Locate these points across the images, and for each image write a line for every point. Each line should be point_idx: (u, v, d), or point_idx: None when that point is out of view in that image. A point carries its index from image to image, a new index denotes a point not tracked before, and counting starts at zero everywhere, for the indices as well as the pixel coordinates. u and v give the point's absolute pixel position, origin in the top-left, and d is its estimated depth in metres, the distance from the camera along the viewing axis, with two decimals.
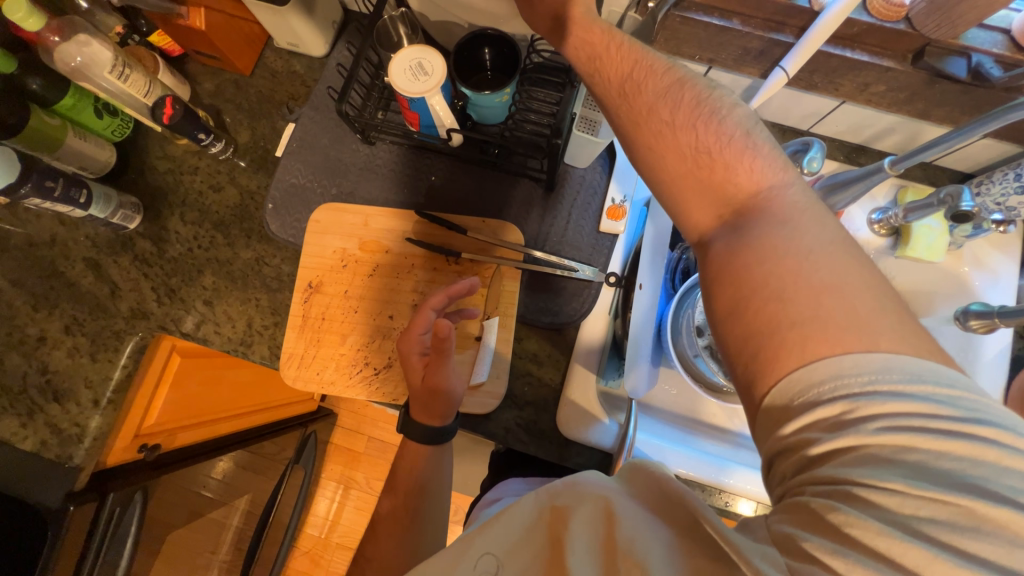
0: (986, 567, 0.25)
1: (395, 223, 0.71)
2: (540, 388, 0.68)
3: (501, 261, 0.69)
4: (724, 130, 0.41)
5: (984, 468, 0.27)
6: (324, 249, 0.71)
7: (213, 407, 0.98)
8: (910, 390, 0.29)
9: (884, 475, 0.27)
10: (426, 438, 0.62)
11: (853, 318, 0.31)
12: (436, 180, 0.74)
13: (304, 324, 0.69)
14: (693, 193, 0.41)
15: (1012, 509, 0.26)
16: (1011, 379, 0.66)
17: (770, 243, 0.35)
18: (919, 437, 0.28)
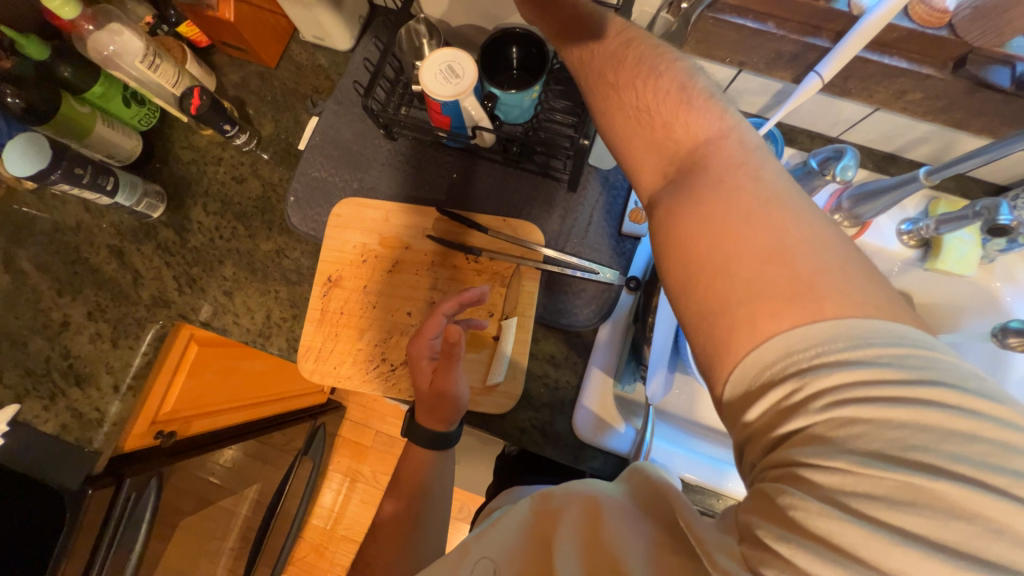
0: (933, 542, 0.25)
1: (416, 220, 0.71)
2: (556, 390, 0.68)
3: (522, 261, 0.68)
4: (662, 85, 0.40)
5: (931, 434, 0.26)
6: (344, 244, 0.71)
7: (226, 396, 0.99)
8: (855, 358, 0.28)
9: (824, 452, 0.27)
10: (429, 442, 0.62)
11: (797, 282, 0.30)
12: (457, 177, 0.74)
13: (323, 318, 0.69)
14: (638, 153, 0.40)
15: (955, 475, 0.25)
16: None
17: (713, 209, 0.33)
18: (862, 408, 0.27)
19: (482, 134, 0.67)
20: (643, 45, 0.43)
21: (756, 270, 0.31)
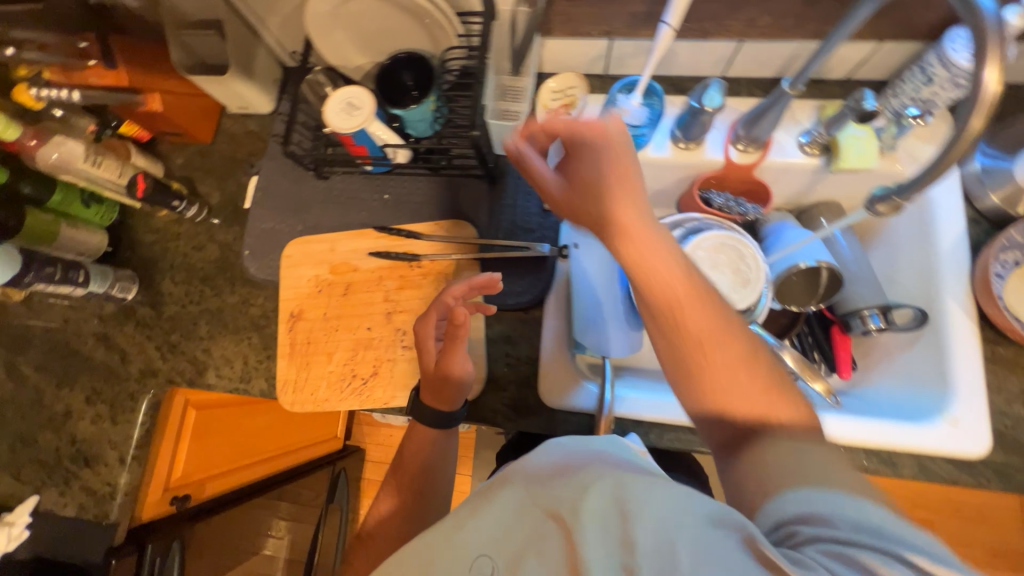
0: None
1: (358, 243, 0.77)
2: (519, 367, 0.71)
3: (460, 256, 0.73)
4: (741, 372, 0.47)
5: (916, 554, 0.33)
6: (299, 280, 0.77)
7: (233, 456, 1.04)
8: (884, 534, 0.34)
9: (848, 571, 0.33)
10: (435, 422, 0.65)
11: (811, 462, 0.41)
12: (389, 196, 0.80)
13: (293, 351, 0.74)
14: (711, 417, 0.49)
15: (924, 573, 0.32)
16: (976, 257, 0.67)
17: (780, 460, 0.43)
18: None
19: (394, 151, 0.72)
20: (697, 305, 0.49)
21: (750, 414, 0.47)
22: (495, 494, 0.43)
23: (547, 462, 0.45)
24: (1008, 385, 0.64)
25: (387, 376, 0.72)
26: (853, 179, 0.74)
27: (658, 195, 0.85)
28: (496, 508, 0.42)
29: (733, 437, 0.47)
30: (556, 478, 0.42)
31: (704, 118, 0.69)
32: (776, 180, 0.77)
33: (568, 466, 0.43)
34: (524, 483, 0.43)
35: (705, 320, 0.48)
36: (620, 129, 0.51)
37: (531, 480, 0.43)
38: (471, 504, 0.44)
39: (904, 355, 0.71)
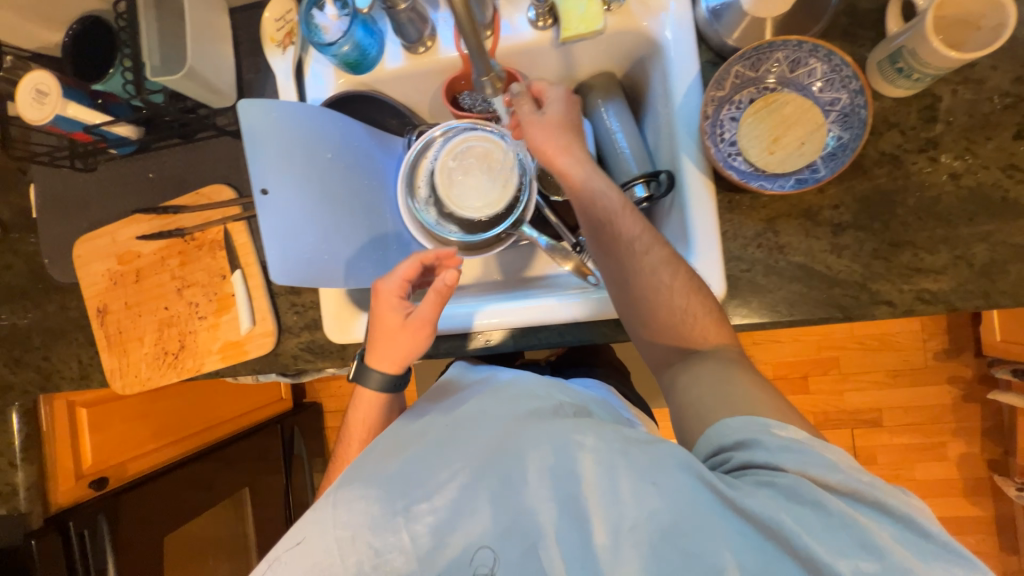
0: (802, 499, 0.40)
1: (135, 229, 0.78)
2: (307, 312, 0.75)
3: (224, 219, 0.74)
4: (638, 240, 0.58)
5: (827, 480, 0.41)
6: (94, 277, 0.79)
7: (161, 433, 1.13)
8: (867, 499, 0.40)
9: (805, 512, 0.39)
10: (383, 385, 0.66)
11: (691, 293, 0.58)
12: (152, 174, 0.78)
13: (109, 342, 0.79)
14: (612, 280, 0.60)
15: (855, 508, 0.39)
16: (707, 96, 0.63)
17: (659, 306, 0.58)
18: (811, 491, 0.40)
19: (116, 129, 0.72)
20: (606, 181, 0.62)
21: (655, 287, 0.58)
22: (469, 418, 0.54)
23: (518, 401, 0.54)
24: (743, 231, 0.64)
25: (193, 346, 0.77)
26: (593, 44, 0.71)
27: (436, 108, 0.81)
28: (473, 427, 0.52)
29: (635, 307, 0.59)
30: (522, 419, 0.51)
31: (406, 14, 0.66)
32: (527, 65, 0.74)
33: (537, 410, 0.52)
34: (494, 418, 0.52)
35: (635, 220, 0.59)
36: (562, 90, 0.66)
37: (498, 414, 0.53)
38: (437, 421, 0.55)
39: (671, 217, 0.70)
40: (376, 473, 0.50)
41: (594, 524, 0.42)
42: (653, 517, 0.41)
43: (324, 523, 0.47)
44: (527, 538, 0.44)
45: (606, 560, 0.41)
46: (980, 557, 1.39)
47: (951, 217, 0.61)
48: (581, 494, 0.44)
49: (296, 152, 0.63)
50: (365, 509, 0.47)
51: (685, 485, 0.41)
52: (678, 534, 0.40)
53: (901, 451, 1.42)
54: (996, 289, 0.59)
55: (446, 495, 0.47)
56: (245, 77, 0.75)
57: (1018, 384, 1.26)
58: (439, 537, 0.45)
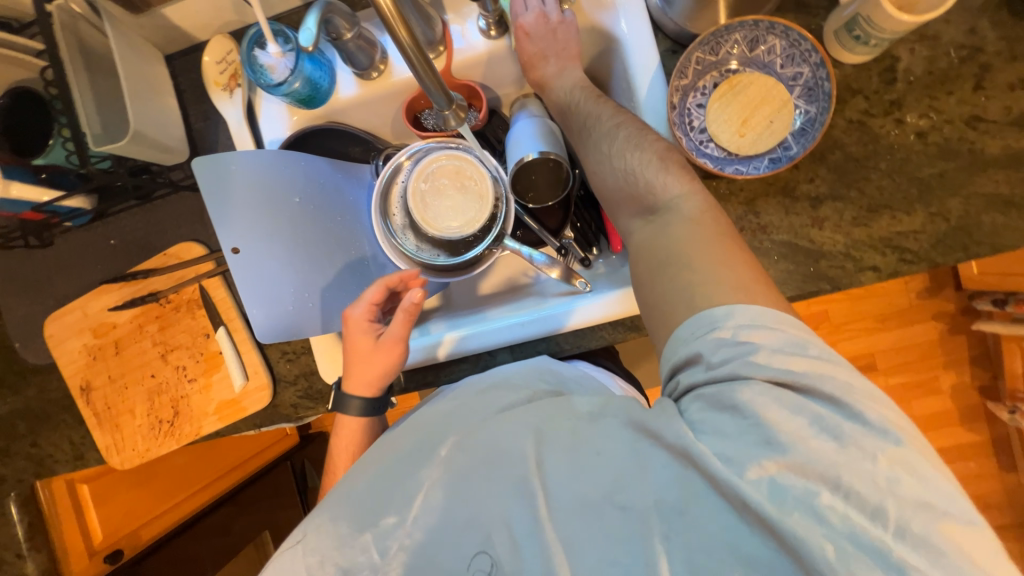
0: (738, 420, 0.37)
1: (105, 300, 0.75)
2: (299, 358, 0.73)
3: (199, 277, 0.72)
4: (615, 131, 0.57)
5: (774, 400, 0.37)
6: (71, 354, 0.76)
7: (169, 492, 1.09)
8: (818, 415, 0.36)
9: (722, 417, 0.38)
10: (365, 409, 0.66)
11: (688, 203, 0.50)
12: (114, 240, 0.75)
13: (99, 420, 0.77)
14: (600, 179, 0.57)
15: (801, 426, 0.36)
16: (672, 85, 0.63)
17: (650, 218, 0.51)
18: (721, 392, 0.39)
19: (67, 203, 0.70)
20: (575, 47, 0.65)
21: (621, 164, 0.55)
22: (439, 423, 0.54)
23: (489, 399, 0.54)
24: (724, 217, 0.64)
25: (187, 411, 0.75)
26: None
27: (398, 130, 0.79)
28: (445, 429, 0.53)
29: (619, 197, 0.55)
30: (494, 415, 0.52)
31: (353, 43, 0.63)
32: (483, 72, 0.73)
33: (510, 405, 0.53)
34: (468, 420, 0.53)
35: (611, 117, 0.58)
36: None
37: (469, 414, 0.54)
38: (408, 429, 0.55)
39: None
40: (339, 492, 0.50)
41: (539, 500, 0.44)
42: (596, 484, 0.43)
43: (297, 552, 0.47)
44: (482, 529, 0.46)
45: (551, 530, 0.44)
46: (981, 479, 1.45)
47: (922, 176, 0.61)
48: (529, 476, 0.45)
49: (255, 204, 0.62)
50: (334, 531, 0.47)
51: (621, 449, 0.43)
52: (615, 494, 0.42)
53: (897, 390, 1.46)
54: (973, 242, 0.61)
55: (416, 509, 0.47)
56: (194, 126, 0.71)
57: (999, 312, 1.30)
58: (410, 545, 0.47)
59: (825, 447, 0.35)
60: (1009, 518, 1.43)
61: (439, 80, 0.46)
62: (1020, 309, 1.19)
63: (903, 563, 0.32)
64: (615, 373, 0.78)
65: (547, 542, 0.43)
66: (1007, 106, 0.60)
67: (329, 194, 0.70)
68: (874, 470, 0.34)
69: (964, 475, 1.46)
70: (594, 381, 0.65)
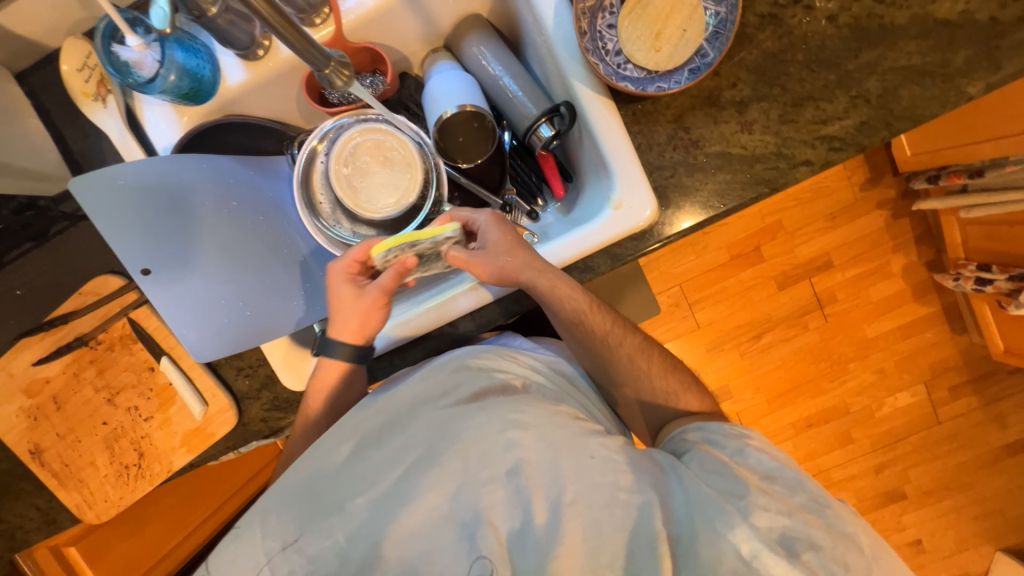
0: (753, 504, 0.46)
1: (28, 356, 0.69)
2: (257, 371, 0.70)
3: (126, 310, 0.67)
4: (603, 328, 0.63)
5: (793, 498, 0.47)
6: (9, 419, 0.71)
7: (166, 535, 1.06)
8: (828, 510, 0.47)
9: (719, 482, 0.49)
10: (352, 356, 0.64)
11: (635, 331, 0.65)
12: (21, 290, 0.68)
13: (61, 480, 0.72)
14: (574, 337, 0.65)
15: (815, 522, 0.46)
16: (575, 7, 0.60)
17: (610, 348, 0.64)
18: (728, 465, 0.50)
19: None
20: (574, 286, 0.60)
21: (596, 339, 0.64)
22: (409, 412, 0.56)
23: (454, 382, 0.57)
24: (655, 138, 0.63)
25: (152, 450, 0.71)
26: None
27: (306, 113, 0.74)
28: (406, 419, 0.56)
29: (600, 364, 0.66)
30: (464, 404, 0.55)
31: (223, 18, 0.57)
32: (381, 32, 0.68)
33: (479, 392, 0.57)
34: (432, 407, 0.56)
35: (601, 320, 0.63)
36: (488, 216, 0.64)
37: (435, 401, 0.56)
38: (372, 413, 0.57)
39: (583, 147, 0.68)
40: (294, 479, 0.53)
41: (537, 503, 0.48)
42: (591, 488, 0.48)
43: (253, 538, 0.50)
44: (466, 524, 0.48)
45: (550, 529, 0.47)
46: (939, 346, 1.56)
47: (839, 60, 0.61)
48: (522, 473, 0.49)
49: (210, 219, 0.61)
50: (301, 518, 0.51)
51: (613, 458, 0.50)
52: (614, 503, 0.47)
53: (855, 282, 1.53)
54: (895, 117, 0.61)
55: (385, 485, 0.51)
56: (73, 147, 0.64)
57: (936, 189, 1.36)
58: (381, 535, 0.49)
59: (817, 515, 0.46)
60: (966, 376, 1.56)
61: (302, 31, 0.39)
62: (952, 180, 1.25)
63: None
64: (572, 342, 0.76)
65: (546, 545, 0.46)
66: None
67: (245, 193, 0.65)
68: (855, 539, 0.45)
69: (924, 346, 1.56)
70: (544, 359, 0.65)
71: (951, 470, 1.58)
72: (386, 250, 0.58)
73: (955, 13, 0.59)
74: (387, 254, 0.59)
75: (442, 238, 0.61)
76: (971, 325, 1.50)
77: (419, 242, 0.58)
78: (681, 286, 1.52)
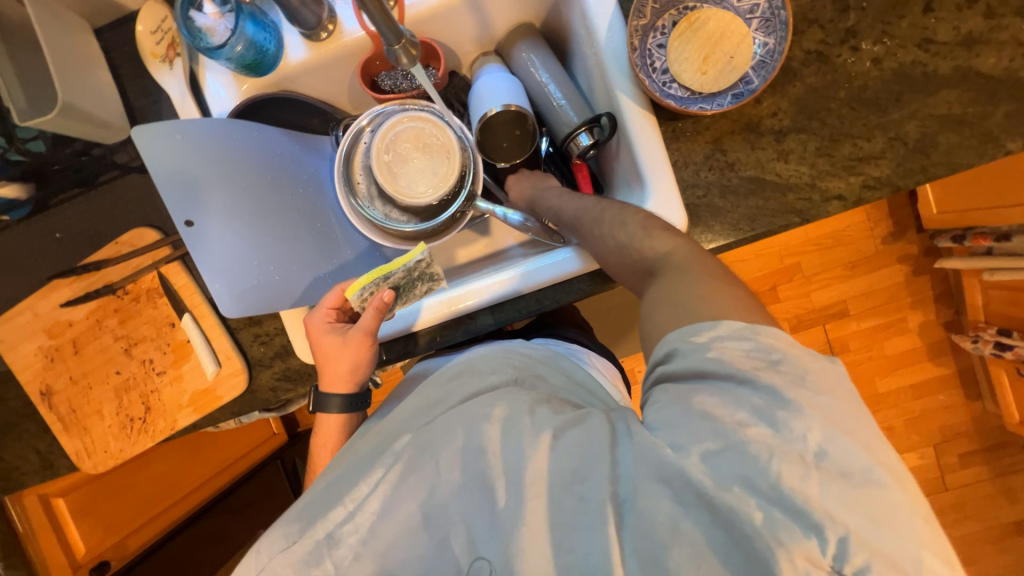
0: (701, 432, 0.36)
1: (56, 298, 0.70)
2: (273, 340, 0.70)
3: (156, 264, 0.68)
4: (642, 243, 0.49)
5: (748, 410, 0.35)
6: (26, 358, 0.72)
7: (152, 501, 1.06)
8: (787, 412, 0.35)
9: (668, 413, 0.38)
10: (344, 405, 0.64)
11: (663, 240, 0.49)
12: (61, 233, 0.70)
13: (66, 425, 0.73)
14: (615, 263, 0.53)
15: (767, 433, 0.34)
16: (629, 24, 0.62)
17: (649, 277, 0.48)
18: (679, 395, 0.38)
19: None
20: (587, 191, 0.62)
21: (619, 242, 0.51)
22: (404, 421, 0.53)
23: (444, 391, 0.54)
24: (692, 157, 0.64)
25: (159, 405, 0.71)
26: None
27: (354, 97, 0.76)
28: (398, 427, 0.52)
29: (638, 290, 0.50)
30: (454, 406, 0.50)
31: None
32: (439, 28, 0.71)
33: (470, 394, 0.52)
34: (421, 419, 0.52)
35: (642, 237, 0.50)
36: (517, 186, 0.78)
37: (426, 410, 0.53)
38: (370, 436, 0.53)
39: (620, 159, 0.69)
40: (296, 507, 0.48)
41: (498, 488, 0.42)
42: (554, 467, 0.42)
43: (250, 569, 0.44)
44: (437, 531, 0.43)
45: (510, 510, 0.41)
46: (951, 409, 1.52)
47: (880, 102, 0.62)
48: (487, 464, 0.43)
49: (213, 180, 0.59)
50: (289, 546, 0.44)
51: (578, 439, 0.42)
52: (574, 479, 0.41)
53: (869, 334, 1.52)
54: (931, 162, 0.62)
55: (369, 509, 0.45)
56: (134, 104, 0.67)
57: (960, 249, 1.35)
58: (363, 547, 0.43)
59: (765, 431, 0.34)
60: (977, 444, 1.51)
61: (388, 10, 0.40)
62: (977, 241, 1.24)
63: (827, 529, 0.32)
64: (587, 349, 0.75)
65: (509, 534, 0.41)
66: (955, 26, 0.61)
67: (287, 166, 0.68)
68: (803, 447, 0.34)
69: (935, 407, 1.53)
70: (550, 357, 0.61)
71: (955, 541, 1.52)
72: (359, 289, 0.62)
73: (999, 68, 0.60)
74: (362, 292, 0.63)
75: (413, 264, 0.64)
76: (986, 391, 1.47)
77: (389, 273, 0.63)
78: None
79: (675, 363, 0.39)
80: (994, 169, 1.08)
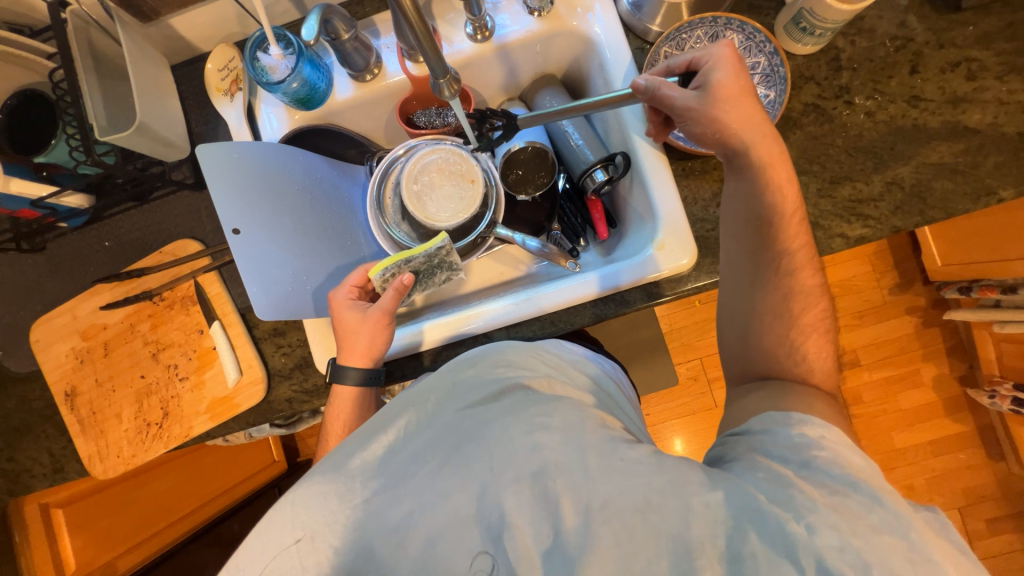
0: (840, 515, 0.36)
1: (95, 303, 0.74)
2: (294, 352, 0.73)
3: (194, 274, 0.72)
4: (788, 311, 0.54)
5: (886, 515, 0.36)
6: (57, 359, 0.75)
7: (150, 519, 1.05)
8: (922, 533, 0.36)
9: (791, 493, 0.38)
10: (360, 384, 0.67)
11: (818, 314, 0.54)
12: (110, 243, 0.75)
13: (84, 426, 0.75)
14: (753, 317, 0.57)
15: (904, 544, 0.35)
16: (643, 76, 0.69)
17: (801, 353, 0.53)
18: (791, 478, 0.39)
19: (64, 200, 0.70)
20: (786, 166, 0.55)
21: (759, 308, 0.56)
22: (439, 405, 0.53)
23: (481, 378, 0.54)
24: (701, 194, 0.70)
25: (176, 411, 0.73)
26: (534, 46, 0.76)
27: (389, 131, 0.84)
28: (437, 414, 0.52)
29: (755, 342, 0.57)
30: (485, 401, 0.51)
31: (351, 44, 0.67)
32: (471, 75, 0.79)
33: (506, 388, 0.52)
34: (455, 404, 0.52)
35: (795, 299, 0.54)
36: (727, 50, 0.55)
37: (465, 396, 0.53)
38: (398, 405, 0.54)
39: (632, 195, 0.74)
40: (330, 462, 0.49)
41: (565, 506, 0.41)
42: (623, 491, 0.40)
43: (282, 518, 0.45)
44: (492, 530, 0.42)
45: (579, 540, 0.40)
46: (973, 470, 1.46)
47: (876, 149, 0.68)
48: (550, 476, 0.42)
49: (257, 193, 0.64)
50: (324, 505, 0.45)
51: (647, 461, 0.42)
52: (648, 507, 0.39)
53: (881, 385, 1.49)
54: (927, 206, 0.66)
55: (413, 491, 0.44)
56: (195, 129, 0.75)
57: (966, 300, 1.36)
58: (404, 528, 0.43)
59: (899, 541, 0.35)
60: (1004, 509, 1.44)
61: (438, 47, 0.47)
62: (984, 294, 1.26)
63: None
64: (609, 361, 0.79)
65: (578, 556, 0.39)
66: (941, 85, 0.67)
67: (325, 187, 0.74)
68: None
69: (957, 467, 1.46)
70: (577, 362, 0.63)
71: None
72: (382, 270, 0.67)
73: (984, 123, 0.66)
74: (384, 274, 0.67)
75: (432, 252, 0.68)
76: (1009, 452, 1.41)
77: (411, 258, 0.67)
78: (702, 361, 1.48)
79: (780, 442, 0.44)
80: (991, 224, 1.12)
